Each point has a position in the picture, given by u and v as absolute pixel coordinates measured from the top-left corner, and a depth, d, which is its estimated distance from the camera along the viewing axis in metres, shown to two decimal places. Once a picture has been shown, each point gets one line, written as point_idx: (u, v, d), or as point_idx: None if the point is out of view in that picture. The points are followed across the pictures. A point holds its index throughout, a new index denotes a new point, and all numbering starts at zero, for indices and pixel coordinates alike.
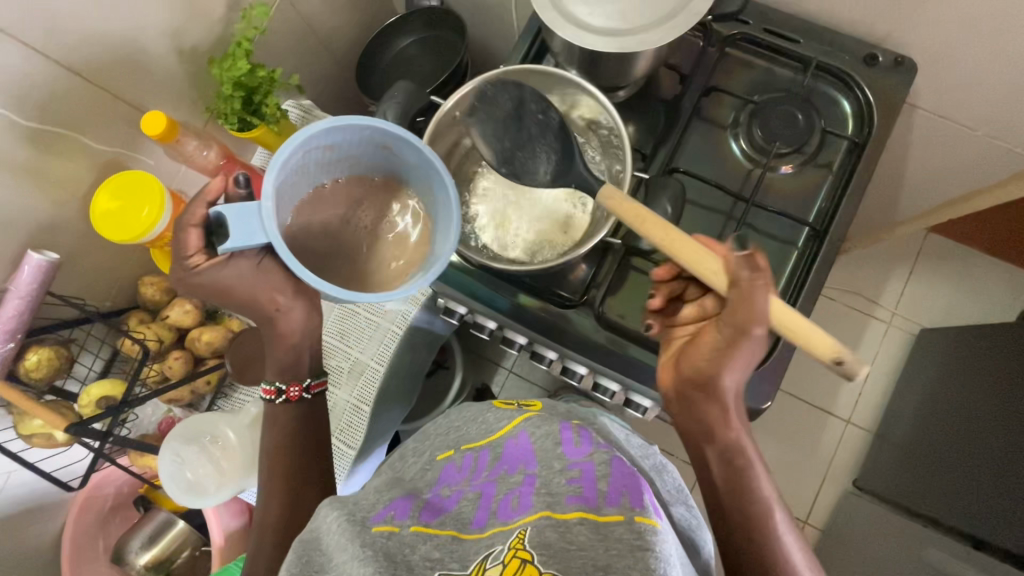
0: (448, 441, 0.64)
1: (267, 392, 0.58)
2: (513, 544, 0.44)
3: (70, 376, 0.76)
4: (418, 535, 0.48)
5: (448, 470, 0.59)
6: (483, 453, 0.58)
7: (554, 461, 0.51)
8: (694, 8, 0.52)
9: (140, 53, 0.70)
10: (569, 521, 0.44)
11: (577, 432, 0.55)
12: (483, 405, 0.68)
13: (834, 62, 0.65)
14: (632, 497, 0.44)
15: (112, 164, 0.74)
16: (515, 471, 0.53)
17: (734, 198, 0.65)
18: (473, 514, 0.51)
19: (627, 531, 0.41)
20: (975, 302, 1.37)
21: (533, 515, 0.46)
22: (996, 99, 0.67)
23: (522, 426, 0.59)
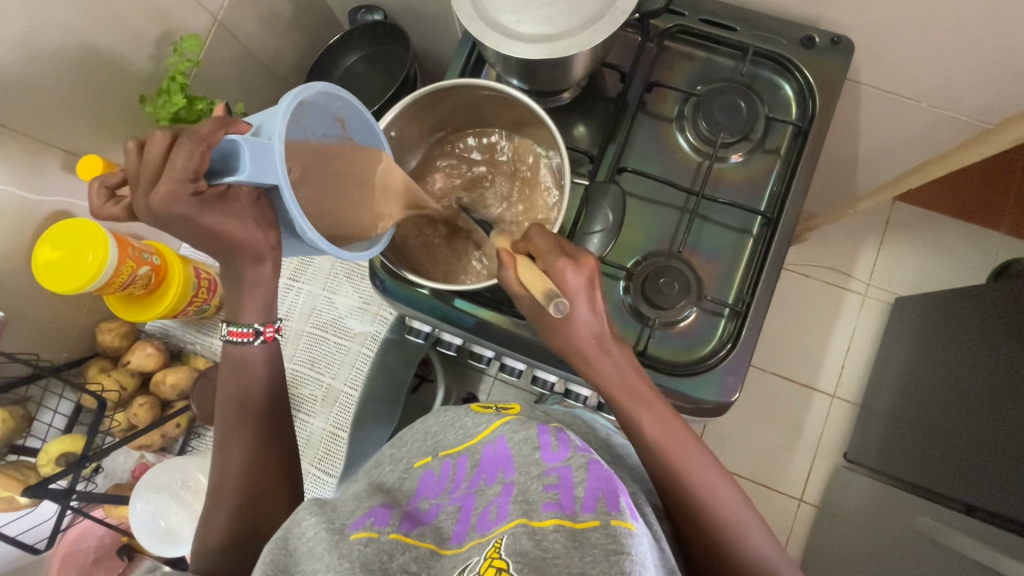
0: (424, 447, 0.52)
1: (239, 335, 0.52)
2: (491, 554, 0.37)
3: (31, 434, 0.74)
4: (397, 543, 0.40)
5: (427, 479, 0.48)
6: (461, 459, 0.48)
7: (531, 466, 0.44)
8: (620, 8, 0.52)
9: (69, 97, 0.69)
10: (544, 530, 0.38)
11: (556, 433, 0.46)
12: (462, 408, 0.56)
13: (771, 47, 0.65)
14: (608, 501, 0.38)
15: (51, 214, 0.72)
16: (493, 481, 0.45)
17: (685, 193, 0.64)
18: (453, 528, 0.42)
19: (603, 536, 0.35)
20: (946, 266, 1.38)
21: (510, 523, 0.39)
22: (934, 71, 0.68)
23: (499, 429, 0.49)
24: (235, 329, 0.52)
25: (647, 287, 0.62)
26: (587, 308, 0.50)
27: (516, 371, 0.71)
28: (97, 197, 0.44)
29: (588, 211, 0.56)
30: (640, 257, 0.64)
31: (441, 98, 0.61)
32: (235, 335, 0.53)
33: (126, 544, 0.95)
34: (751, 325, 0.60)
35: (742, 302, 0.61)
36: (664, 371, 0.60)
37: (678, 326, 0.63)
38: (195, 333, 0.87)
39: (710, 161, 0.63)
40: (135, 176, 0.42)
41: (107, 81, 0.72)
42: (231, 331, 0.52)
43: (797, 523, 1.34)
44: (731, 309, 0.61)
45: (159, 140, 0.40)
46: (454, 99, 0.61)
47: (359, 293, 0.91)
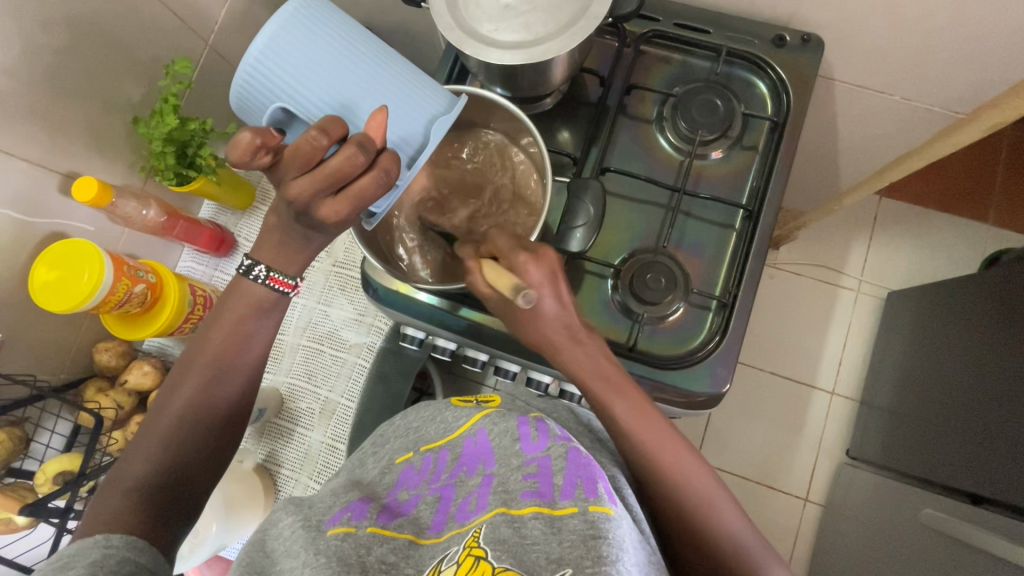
0: (407, 441, 0.54)
1: (282, 284, 0.49)
2: (469, 543, 0.38)
3: (28, 456, 0.74)
4: (374, 536, 0.41)
5: (406, 472, 0.50)
6: (442, 453, 0.50)
7: (511, 457, 0.45)
8: (592, 12, 0.54)
9: (64, 122, 0.71)
10: (524, 517, 0.39)
11: (534, 423, 0.48)
12: (443, 402, 0.58)
13: (744, 47, 0.67)
14: (586, 487, 0.39)
15: (49, 236, 0.73)
16: (474, 472, 0.46)
17: (669, 190, 0.66)
18: (431, 518, 0.44)
19: (581, 522, 0.36)
20: (937, 259, 1.39)
21: (488, 513, 0.40)
22: (904, 64, 0.70)
23: (480, 422, 0.51)
24: (279, 275, 0.49)
25: (634, 283, 0.63)
26: (553, 299, 0.50)
27: (510, 373, 0.72)
28: (243, 154, 0.39)
29: (570, 207, 0.58)
30: (625, 255, 0.65)
31: None
32: (276, 282, 0.50)
33: None
34: (738, 316, 0.61)
35: (729, 294, 0.62)
36: (653, 365, 0.61)
37: (667, 321, 0.63)
38: None
39: (690, 159, 0.65)
40: (307, 167, 0.41)
41: (99, 106, 0.74)
42: (272, 278, 0.49)
43: (803, 523, 1.33)
44: (718, 301, 0.62)
45: (353, 164, 0.41)
46: None
47: (354, 305, 0.91)
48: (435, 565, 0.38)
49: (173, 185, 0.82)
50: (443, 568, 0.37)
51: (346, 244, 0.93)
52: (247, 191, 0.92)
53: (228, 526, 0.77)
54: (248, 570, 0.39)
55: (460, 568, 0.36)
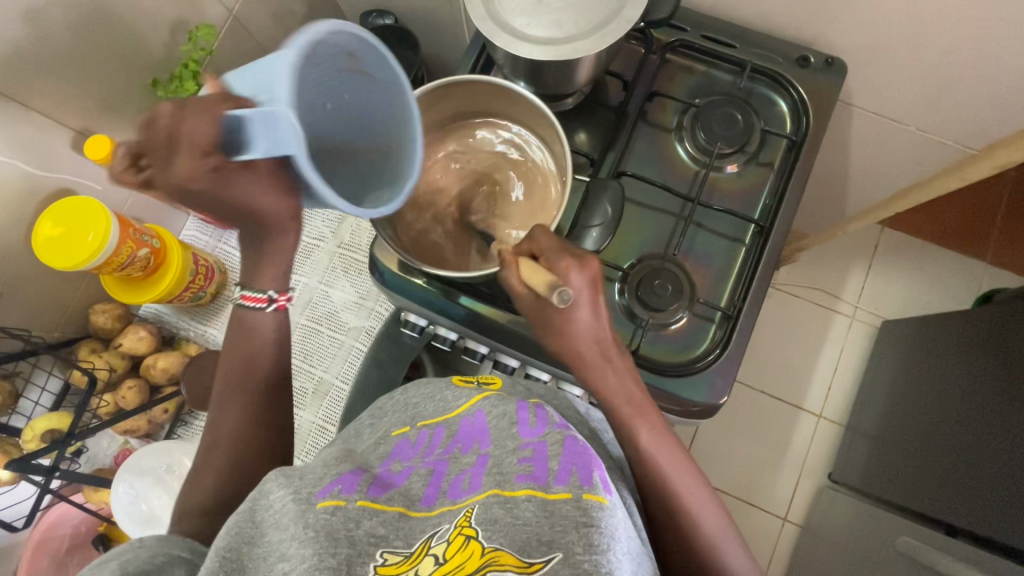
0: (404, 416, 0.54)
1: (253, 300, 0.53)
2: (460, 522, 0.38)
3: (14, 412, 0.72)
4: (365, 509, 0.39)
5: (401, 445, 0.50)
6: (438, 429, 0.50)
7: (507, 440, 0.45)
8: (626, 16, 0.54)
9: (81, 76, 0.70)
10: (517, 499, 0.39)
11: (534, 409, 0.48)
12: (443, 380, 0.57)
13: (768, 64, 0.67)
14: (580, 474, 0.39)
15: (55, 191, 0.72)
16: (468, 450, 0.46)
17: (682, 199, 0.66)
18: (422, 491, 0.43)
19: (573, 508, 0.36)
20: (932, 293, 1.42)
21: (482, 493, 0.40)
22: (922, 96, 0.71)
23: (478, 404, 0.51)
24: (252, 293, 0.54)
25: (641, 288, 0.63)
26: (588, 311, 0.51)
27: (508, 367, 0.72)
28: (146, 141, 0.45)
29: (587, 206, 0.58)
30: (633, 261, 0.66)
31: (454, 93, 0.60)
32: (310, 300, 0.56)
33: (103, 534, 0.95)
34: (741, 329, 0.61)
35: (734, 306, 0.62)
36: (656, 371, 0.61)
37: (669, 329, 0.64)
38: (186, 320, 0.87)
39: (707, 169, 0.65)
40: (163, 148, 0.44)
41: (119, 67, 0.73)
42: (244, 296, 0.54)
43: (780, 541, 1.35)
44: (723, 312, 0.62)
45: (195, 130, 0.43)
46: (466, 95, 0.61)
47: (357, 288, 0.91)
48: (425, 542, 0.37)
49: None
50: (433, 544, 0.37)
51: (355, 228, 0.93)
52: None
53: None
54: (234, 540, 0.37)
55: (449, 546, 0.36)
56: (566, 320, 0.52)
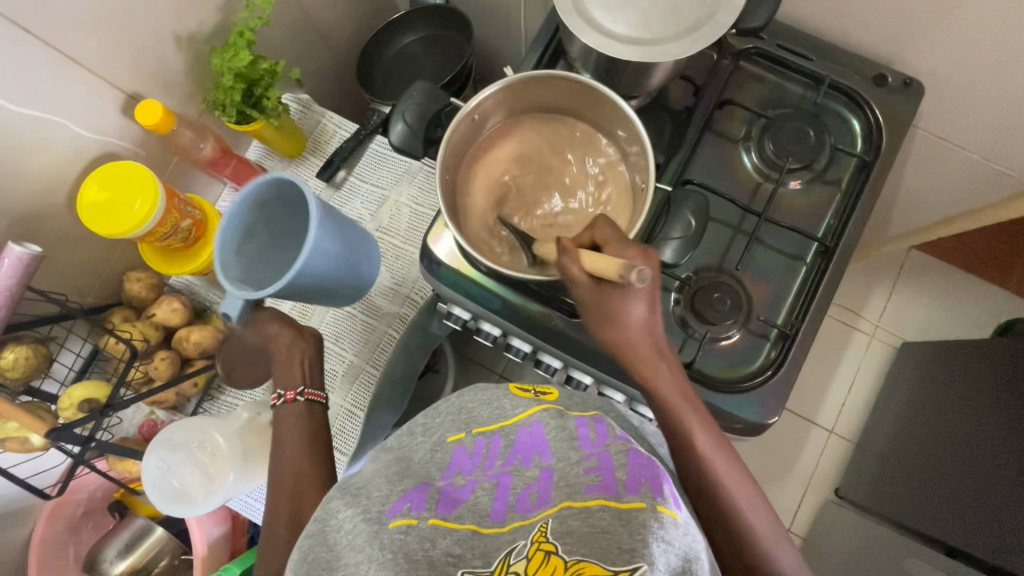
0: (458, 421, 0.50)
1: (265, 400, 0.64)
2: (537, 537, 0.37)
3: (48, 376, 0.71)
4: (437, 528, 0.39)
5: (460, 454, 0.46)
6: (495, 439, 0.46)
7: (569, 452, 0.43)
8: (718, 21, 0.52)
9: (136, 37, 0.68)
10: (590, 509, 0.37)
11: (593, 425, 0.45)
12: (499, 387, 0.54)
13: (845, 80, 0.66)
14: (652, 485, 0.37)
15: (100, 154, 0.70)
16: (530, 463, 0.43)
17: (743, 211, 0.65)
18: (490, 505, 0.41)
19: (651, 518, 0.35)
20: (953, 318, 1.41)
21: (553, 507, 0.38)
22: (992, 125, 0.70)
23: (535, 414, 0.48)
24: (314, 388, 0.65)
25: (698, 300, 0.62)
26: (643, 303, 0.49)
27: (550, 368, 0.71)
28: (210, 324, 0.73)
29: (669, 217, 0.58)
30: (690, 271, 0.65)
31: (530, 89, 0.58)
32: (310, 394, 0.64)
33: (118, 500, 0.95)
34: (797, 349, 0.61)
35: (791, 325, 0.62)
36: (708, 386, 0.60)
37: (720, 343, 0.63)
38: (218, 293, 0.85)
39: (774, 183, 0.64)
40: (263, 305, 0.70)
41: (172, 30, 0.71)
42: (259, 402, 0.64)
43: None
44: (779, 331, 0.61)
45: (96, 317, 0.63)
46: (542, 90, 0.58)
47: (393, 273, 0.88)
48: (504, 558, 0.37)
49: (231, 124, 0.79)
50: (512, 562, 0.36)
51: (393, 211, 0.89)
52: (300, 139, 0.89)
53: (245, 477, 0.73)
54: (314, 568, 0.37)
55: (530, 563, 0.36)
56: (623, 309, 0.48)
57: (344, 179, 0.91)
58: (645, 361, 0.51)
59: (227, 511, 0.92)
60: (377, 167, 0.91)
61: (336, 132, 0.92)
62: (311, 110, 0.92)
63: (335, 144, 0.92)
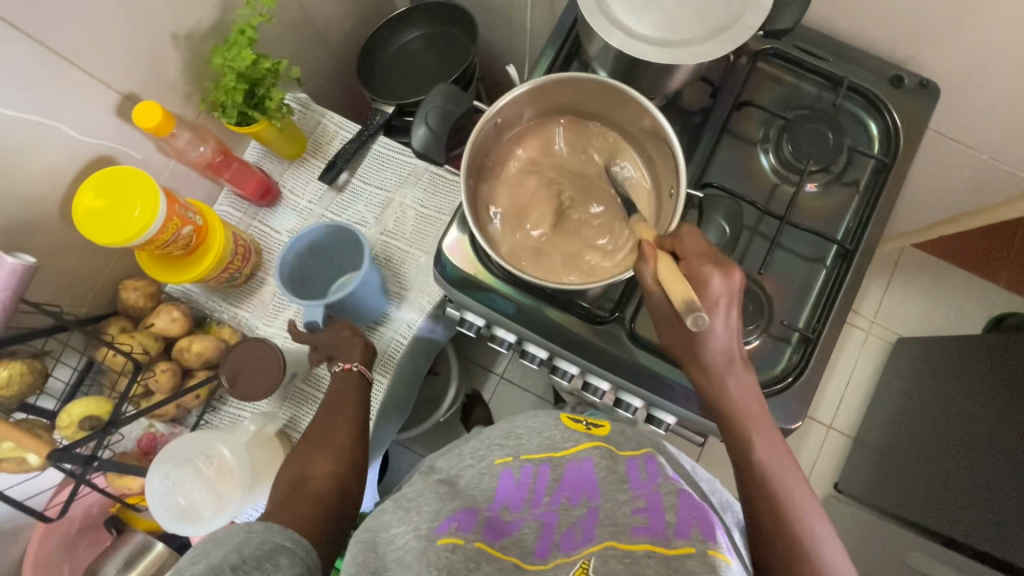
0: (506, 447, 0.52)
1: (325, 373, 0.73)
2: (576, 574, 0.36)
3: (43, 392, 0.68)
4: (482, 552, 0.39)
5: (506, 480, 0.48)
6: (543, 469, 0.48)
7: (617, 493, 0.43)
8: (745, 23, 0.51)
9: (132, 35, 0.64)
10: (635, 553, 0.35)
11: (643, 462, 0.45)
12: (550, 417, 0.55)
13: (862, 82, 0.65)
14: (703, 529, 0.35)
15: (95, 158, 0.67)
16: (576, 502, 0.43)
17: (762, 214, 0.64)
18: (534, 543, 0.41)
19: (700, 564, 0.32)
20: (947, 313, 1.44)
21: (598, 546, 0.38)
22: (1004, 127, 0.70)
23: (586, 450, 0.48)
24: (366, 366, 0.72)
25: None
26: (723, 324, 0.48)
27: (567, 375, 0.70)
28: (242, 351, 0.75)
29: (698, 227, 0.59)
30: None
31: (553, 91, 0.56)
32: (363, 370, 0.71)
33: (115, 516, 0.92)
34: (818, 353, 0.60)
35: (813, 328, 0.61)
36: None
37: (741, 348, 0.62)
38: (218, 301, 0.83)
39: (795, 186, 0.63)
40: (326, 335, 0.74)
41: (169, 29, 0.68)
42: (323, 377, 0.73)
43: None
44: (801, 334, 0.61)
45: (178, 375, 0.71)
46: (564, 92, 0.57)
47: (399, 276, 0.85)
48: None
49: (230, 125, 0.75)
50: None
51: (398, 214, 0.86)
52: (300, 140, 0.86)
53: (252, 495, 0.70)
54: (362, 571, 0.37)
55: None
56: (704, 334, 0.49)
57: (348, 181, 0.88)
58: (716, 377, 0.49)
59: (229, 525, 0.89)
60: (381, 168, 0.89)
61: (337, 132, 0.90)
62: (311, 109, 0.89)
63: (336, 146, 0.89)
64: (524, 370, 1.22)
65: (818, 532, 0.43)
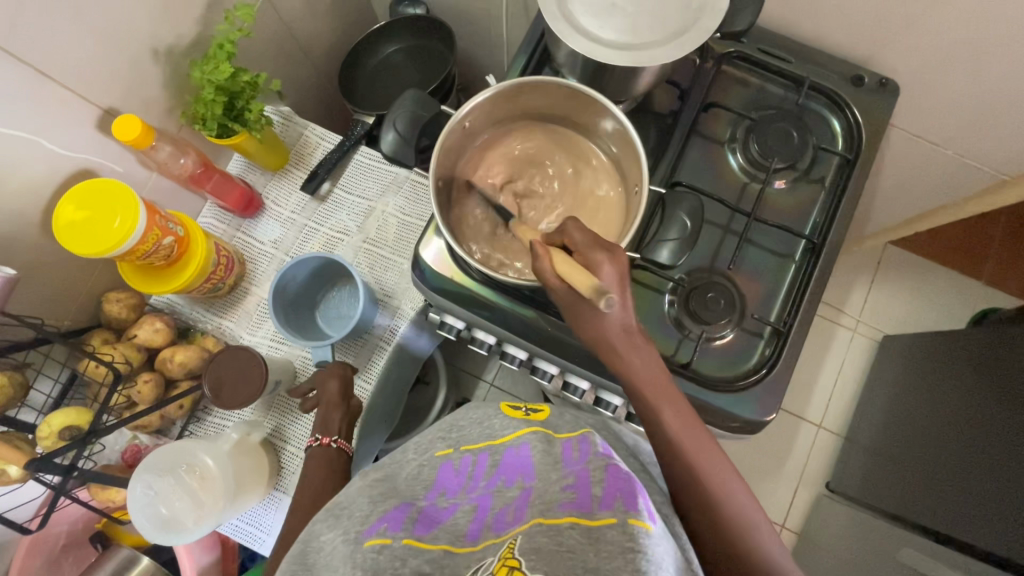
0: (448, 437, 0.51)
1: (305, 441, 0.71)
2: (504, 555, 0.35)
3: (24, 405, 0.68)
4: (411, 548, 0.37)
5: (445, 472, 0.46)
6: (482, 456, 0.46)
7: (550, 472, 0.42)
8: (703, 25, 0.53)
9: (111, 51, 0.66)
10: (560, 526, 0.35)
11: (579, 442, 0.44)
12: (492, 406, 0.54)
13: (824, 82, 0.67)
14: (626, 499, 0.35)
15: (75, 171, 0.68)
16: (513, 483, 0.43)
17: (732, 211, 0.65)
18: (467, 526, 0.40)
19: (620, 533, 0.32)
20: (931, 310, 1.45)
21: (525, 524, 0.37)
22: (965, 122, 0.72)
23: (526, 435, 0.47)
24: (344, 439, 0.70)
25: (693, 300, 0.62)
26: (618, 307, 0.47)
27: (547, 375, 0.70)
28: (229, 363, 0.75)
29: (663, 221, 0.60)
30: (683, 272, 0.65)
31: (521, 95, 0.58)
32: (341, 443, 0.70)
33: (101, 531, 0.91)
34: (790, 346, 0.61)
35: (784, 321, 0.62)
36: (705, 386, 0.60)
37: (715, 343, 0.63)
38: (202, 311, 0.84)
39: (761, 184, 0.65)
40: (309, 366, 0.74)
41: (149, 45, 0.70)
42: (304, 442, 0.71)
43: None
44: (773, 328, 0.62)
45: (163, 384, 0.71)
46: (532, 95, 0.59)
47: (382, 283, 0.86)
48: None
49: (211, 138, 0.77)
50: None
51: (380, 221, 0.87)
52: (282, 152, 0.88)
53: (234, 503, 0.70)
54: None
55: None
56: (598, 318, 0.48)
57: (330, 191, 0.90)
58: (623, 359, 0.49)
59: (215, 537, 0.89)
60: (363, 178, 0.90)
61: (319, 144, 0.91)
62: (293, 122, 0.90)
63: (318, 156, 0.90)
64: (513, 376, 1.22)
65: (727, 488, 0.45)
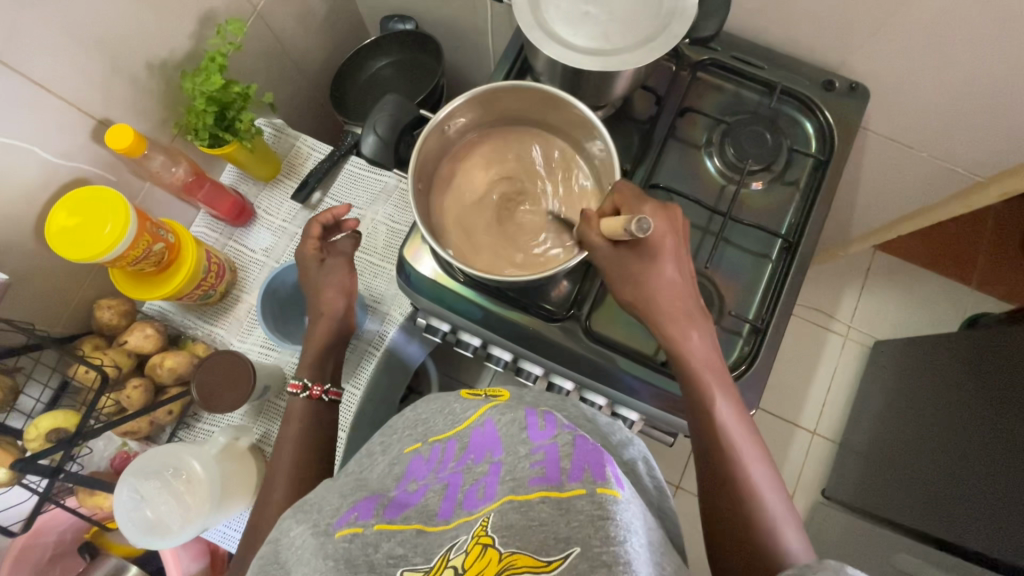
0: (415, 433, 0.51)
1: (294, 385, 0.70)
2: (477, 532, 0.36)
3: (14, 409, 0.69)
4: (382, 533, 0.39)
5: (415, 463, 0.46)
6: (449, 443, 0.46)
7: (518, 445, 0.42)
8: (673, 31, 0.55)
9: (106, 63, 0.68)
10: (531, 501, 0.36)
11: (543, 414, 0.44)
12: (450, 394, 0.55)
13: (796, 87, 0.70)
14: (594, 470, 0.36)
15: (70, 180, 0.70)
16: (480, 459, 0.42)
17: (711, 212, 0.67)
18: (438, 505, 0.41)
19: (589, 503, 0.34)
20: (921, 315, 1.46)
21: (497, 501, 0.38)
22: (936, 125, 0.74)
23: (488, 413, 0.47)
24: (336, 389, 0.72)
25: None
26: (672, 266, 0.55)
27: (532, 376, 0.71)
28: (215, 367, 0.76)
29: None
30: None
31: (499, 99, 0.60)
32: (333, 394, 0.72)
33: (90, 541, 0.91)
34: (768, 343, 0.62)
35: (763, 319, 0.63)
36: None
37: None
38: (194, 319, 0.85)
39: (737, 185, 0.66)
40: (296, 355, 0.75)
41: (143, 58, 0.72)
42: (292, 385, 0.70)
43: None
44: (752, 325, 0.63)
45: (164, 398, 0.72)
46: (511, 100, 0.61)
47: (370, 289, 0.87)
48: (444, 555, 0.36)
49: (204, 147, 0.79)
50: (452, 556, 0.36)
51: (369, 229, 0.89)
52: (274, 163, 0.90)
53: (222, 506, 0.70)
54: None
55: (468, 557, 0.35)
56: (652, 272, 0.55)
57: (321, 200, 0.91)
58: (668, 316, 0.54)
59: (204, 546, 0.89)
60: (353, 186, 0.92)
61: (310, 154, 0.93)
62: (284, 133, 0.93)
63: (309, 166, 0.92)
64: None
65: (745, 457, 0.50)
